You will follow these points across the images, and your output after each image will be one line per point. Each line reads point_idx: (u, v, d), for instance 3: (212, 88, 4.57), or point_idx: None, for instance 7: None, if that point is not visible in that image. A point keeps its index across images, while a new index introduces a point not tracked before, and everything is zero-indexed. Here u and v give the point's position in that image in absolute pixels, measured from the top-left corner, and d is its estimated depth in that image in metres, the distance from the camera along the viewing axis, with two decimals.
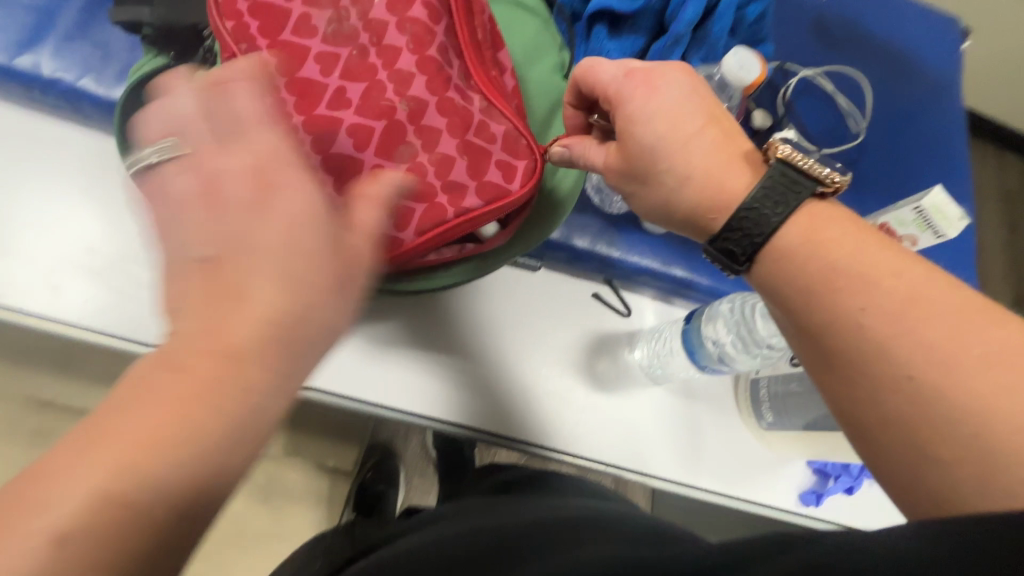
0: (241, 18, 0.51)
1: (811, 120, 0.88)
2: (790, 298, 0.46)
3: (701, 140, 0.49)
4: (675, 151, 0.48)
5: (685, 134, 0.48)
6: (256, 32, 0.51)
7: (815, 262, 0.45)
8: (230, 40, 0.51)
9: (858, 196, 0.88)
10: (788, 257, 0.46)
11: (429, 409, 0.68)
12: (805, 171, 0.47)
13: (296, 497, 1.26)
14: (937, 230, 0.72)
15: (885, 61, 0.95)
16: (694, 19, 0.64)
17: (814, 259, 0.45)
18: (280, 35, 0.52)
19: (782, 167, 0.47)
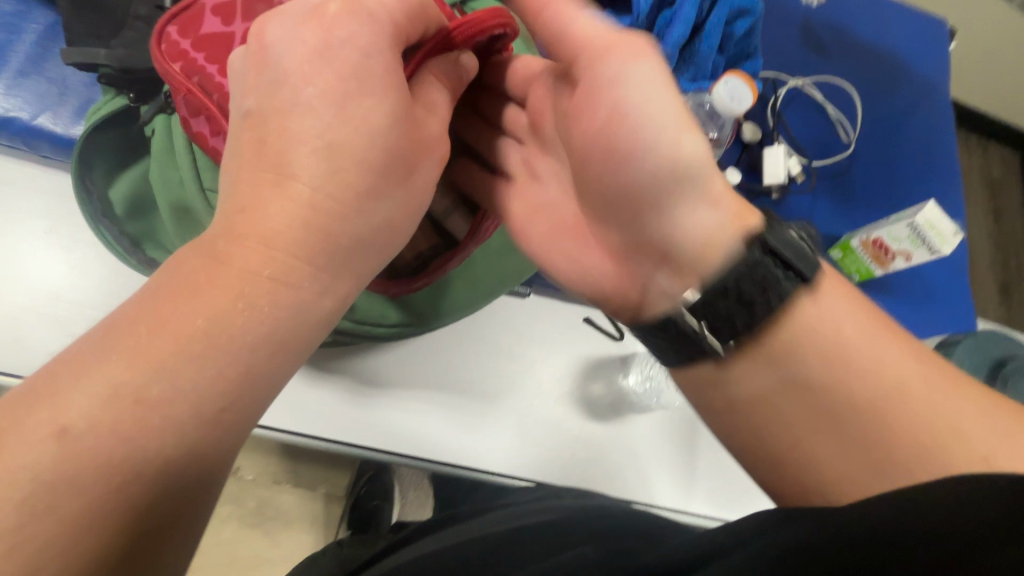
0: (187, 57, 0.46)
1: (801, 131, 0.87)
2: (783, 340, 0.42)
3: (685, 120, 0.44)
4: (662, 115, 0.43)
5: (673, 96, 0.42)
6: (205, 61, 0.46)
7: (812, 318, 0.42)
8: (179, 78, 0.45)
9: (853, 209, 0.86)
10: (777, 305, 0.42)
11: (416, 447, 0.66)
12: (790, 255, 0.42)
13: (287, 524, 1.23)
14: (931, 245, 0.72)
15: (874, 68, 0.93)
16: (681, 40, 0.62)
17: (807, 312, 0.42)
18: (229, 56, 0.46)
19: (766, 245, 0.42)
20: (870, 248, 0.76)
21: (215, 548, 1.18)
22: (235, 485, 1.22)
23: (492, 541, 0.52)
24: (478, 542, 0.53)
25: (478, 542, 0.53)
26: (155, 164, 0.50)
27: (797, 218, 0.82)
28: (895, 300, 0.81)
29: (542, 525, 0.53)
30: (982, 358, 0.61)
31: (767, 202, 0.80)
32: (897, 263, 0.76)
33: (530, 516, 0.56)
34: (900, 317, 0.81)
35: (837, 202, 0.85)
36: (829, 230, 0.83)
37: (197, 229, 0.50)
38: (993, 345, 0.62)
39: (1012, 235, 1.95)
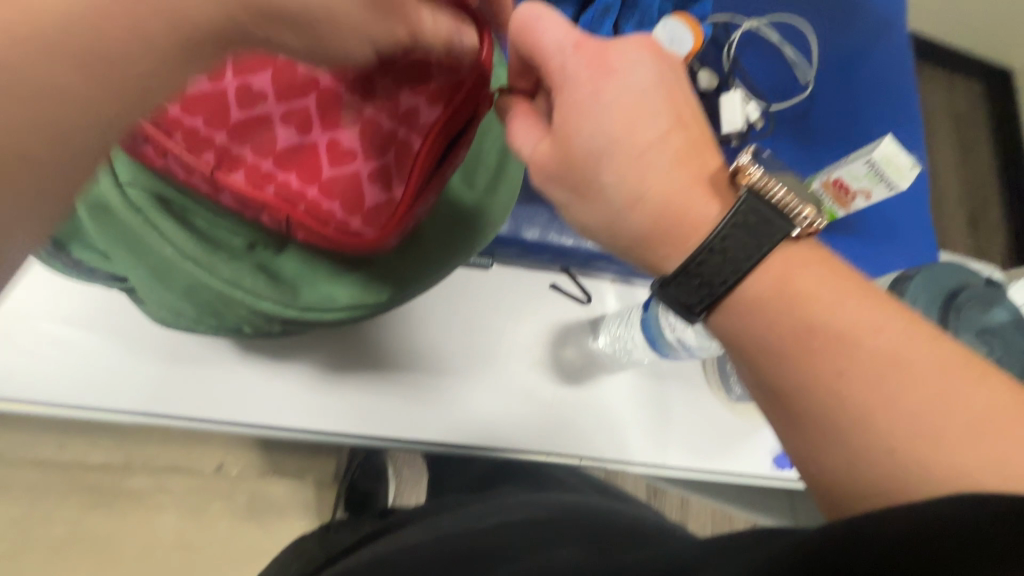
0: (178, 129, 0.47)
1: (758, 76, 0.85)
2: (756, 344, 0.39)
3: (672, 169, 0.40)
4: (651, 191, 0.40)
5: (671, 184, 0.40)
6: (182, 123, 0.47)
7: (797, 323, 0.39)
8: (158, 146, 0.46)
9: (814, 151, 0.85)
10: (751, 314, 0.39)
11: (389, 430, 0.65)
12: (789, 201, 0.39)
13: (280, 513, 1.24)
14: (890, 181, 0.71)
15: (831, 4, 0.91)
16: None
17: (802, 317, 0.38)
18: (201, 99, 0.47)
19: (768, 193, 0.39)
20: (830, 189, 0.75)
21: (209, 543, 1.18)
22: (224, 479, 1.22)
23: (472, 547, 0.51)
24: (455, 545, 0.52)
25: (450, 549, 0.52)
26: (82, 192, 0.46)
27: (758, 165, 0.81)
28: (857, 240, 0.82)
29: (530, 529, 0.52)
30: (935, 294, 0.51)
31: (727, 150, 0.79)
32: (857, 203, 0.75)
33: (515, 514, 0.55)
34: (865, 256, 0.81)
35: (798, 146, 0.84)
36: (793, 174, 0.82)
37: (119, 228, 0.47)
38: (949, 276, 0.52)
39: (978, 166, 1.97)
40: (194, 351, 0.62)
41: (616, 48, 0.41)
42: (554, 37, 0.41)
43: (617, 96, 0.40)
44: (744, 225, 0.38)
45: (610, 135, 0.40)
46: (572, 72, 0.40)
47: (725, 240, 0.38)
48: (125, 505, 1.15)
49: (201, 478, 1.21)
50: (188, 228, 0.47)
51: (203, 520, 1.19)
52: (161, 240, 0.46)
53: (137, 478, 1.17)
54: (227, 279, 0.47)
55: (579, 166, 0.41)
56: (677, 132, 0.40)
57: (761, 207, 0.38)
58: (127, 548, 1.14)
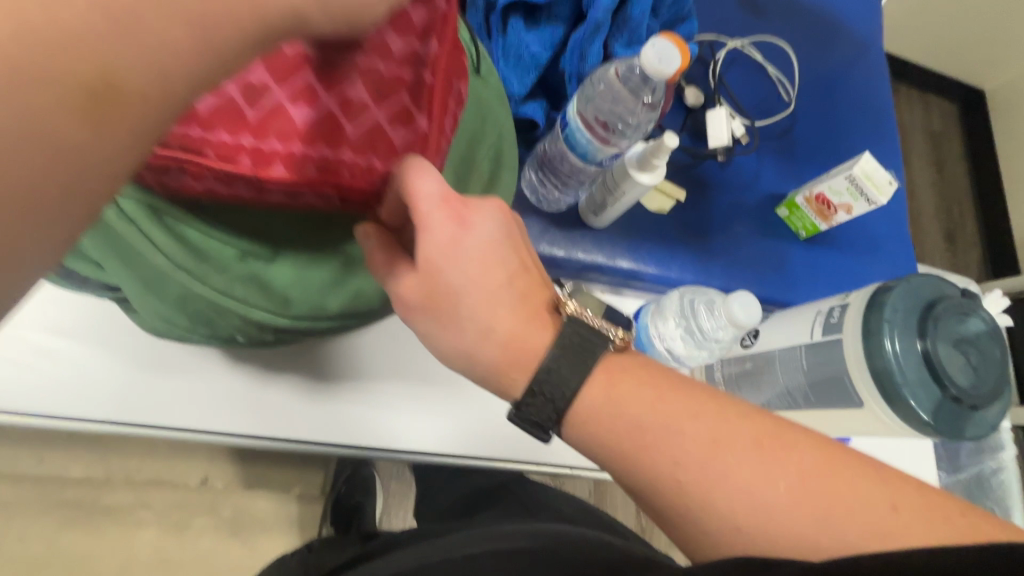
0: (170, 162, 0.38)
1: (743, 93, 0.87)
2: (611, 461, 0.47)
3: (502, 296, 0.47)
4: (468, 301, 0.46)
5: (488, 300, 0.46)
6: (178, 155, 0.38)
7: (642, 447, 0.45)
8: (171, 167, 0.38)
9: (797, 166, 0.88)
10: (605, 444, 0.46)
11: (381, 442, 0.65)
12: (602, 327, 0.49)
13: (265, 529, 1.22)
14: (869, 197, 0.74)
15: (810, 26, 0.95)
16: (612, 5, 0.61)
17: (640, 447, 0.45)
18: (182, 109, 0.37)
19: (578, 320, 0.48)
20: (813, 204, 0.78)
21: (192, 561, 1.16)
22: (208, 494, 1.19)
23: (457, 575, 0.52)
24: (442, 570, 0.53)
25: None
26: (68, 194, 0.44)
27: (743, 179, 0.83)
28: (838, 252, 0.84)
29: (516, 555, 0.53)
30: (912, 305, 0.53)
31: (713, 164, 0.81)
32: (839, 217, 0.78)
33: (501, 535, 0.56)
34: (844, 268, 0.84)
35: (781, 161, 0.87)
36: (776, 189, 0.84)
37: (109, 235, 0.46)
38: (925, 288, 0.54)
39: (952, 182, 2.04)
40: (182, 362, 0.61)
41: (474, 206, 0.45)
42: (424, 191, 0.42)
43: (474, 246, 0.45)
44: (570, 362, 0.46)
45: (467, 276, 0.45)
46: (434, 222, 0.43)
47: (556, 365, 0.46)
48: (103, 522, 1.12)
49: (183, 493, 1.18)
50: (176, 232, 0.45)
51: (185, 537, 1.17)
52: (152, 247, 0.45)
53: (117, 493, 1.14)
54: (220, 289, 0.47)
55: (441, 304, 0.46)
56: (521, 277, 0.48)
57: (576, 335, 0.47)
58: (105, 568, 1.11)
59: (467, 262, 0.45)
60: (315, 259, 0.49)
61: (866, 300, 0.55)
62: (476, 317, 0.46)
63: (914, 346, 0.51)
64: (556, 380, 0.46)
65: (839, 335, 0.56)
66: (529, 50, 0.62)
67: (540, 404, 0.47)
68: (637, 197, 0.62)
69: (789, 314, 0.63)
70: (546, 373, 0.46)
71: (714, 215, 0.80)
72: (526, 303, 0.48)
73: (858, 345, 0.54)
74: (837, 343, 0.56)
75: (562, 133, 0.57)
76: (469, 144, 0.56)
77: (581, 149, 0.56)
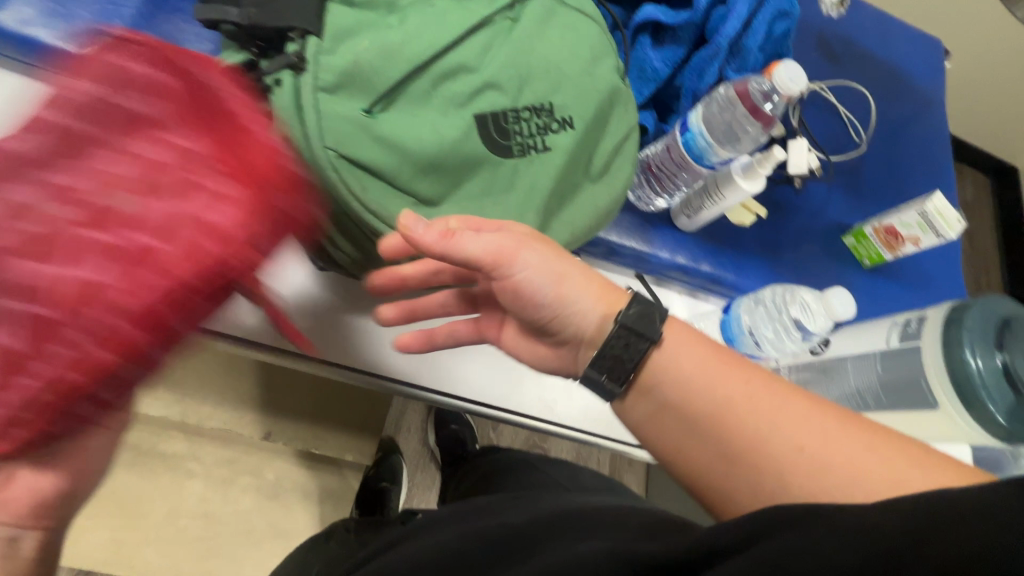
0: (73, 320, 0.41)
1: (819, 130, 0.94)
2: (683, 454, 0.52)
3: (542, 260, 0.52)
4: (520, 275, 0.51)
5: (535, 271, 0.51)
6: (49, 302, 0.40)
7: (715, 434, 0.50)
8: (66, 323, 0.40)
9: (863, 201, 0.95)
10: (676, 438, 0.52)
11: (467, 397, 0.70)
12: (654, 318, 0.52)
13: (302, 495, 1.27)
14: (938, 232, 0.79)
15: (882, 79, 1.03)
16: (733, 33, 0.68)
17: (711, 433, 0.50)
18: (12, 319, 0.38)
19: (634, 303, 0.53)
20: (881, 234, 0.84)
21: (231, 516, 1.21)
22: (256, 454, 1.24)
23: (506, 535, 0.56)
24: (494, 531, 0.57)
25: (489, 537, 0.56)
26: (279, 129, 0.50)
27: (815, 207, 0.90)
28: (897, 284, 0.90)
29: (563, 517, 0.58)
30: (989, 319, 0.58)
31: (789, 189, 0.88)
32: (906, 249, 0.84)
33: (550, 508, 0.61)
34: (901, 299, 0.90)
35: (849, 195, 0.93)
36: (844, 218, 0.91)
37: None
38: (998, 306, 0.60)
39: (980, 252, 2.10)
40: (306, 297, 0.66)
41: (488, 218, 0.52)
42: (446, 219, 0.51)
43: (492, 237, 0.50)
44: (616, 337, 0.52)
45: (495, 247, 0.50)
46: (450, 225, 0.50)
47: (616, 338, 0.52)
48: (157, 466, 1.18)
49: (237, 449, 1.22)
50: (350, 160, 0.50)
51: (229, 494, 1.22)
52: (322, 139, 0.49)
53: (173, 442, 1.18)
54: (384, 216, 0.51)
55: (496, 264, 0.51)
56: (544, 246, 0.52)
57: (629, 314, 0.52)
58: (153, 511, 1.16)
59: (502, 242, 0.50)
60: (475, 199, 0.55)
61: (945, 313, 0.61)
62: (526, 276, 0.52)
63: (989, 356, 0.57)
64: (611, 348, 0.52)
65: (915, 342, 0.62)
66: (651, 65, 0.70)
67: (599, 369, 0.53)
68: (733, 204, 0.70)
69: (860, 327, 0.69)
70: (613, 341, 0.52)
71: (786, 235, 0.86)
72: (555, 264, 0.52)
73: (935, 351, 0.59)
74: (914, 348, 0.62)
75: (681, 135, 0.65)
76: (611, 135, 0.61)
77: (698, 150, 0.64)
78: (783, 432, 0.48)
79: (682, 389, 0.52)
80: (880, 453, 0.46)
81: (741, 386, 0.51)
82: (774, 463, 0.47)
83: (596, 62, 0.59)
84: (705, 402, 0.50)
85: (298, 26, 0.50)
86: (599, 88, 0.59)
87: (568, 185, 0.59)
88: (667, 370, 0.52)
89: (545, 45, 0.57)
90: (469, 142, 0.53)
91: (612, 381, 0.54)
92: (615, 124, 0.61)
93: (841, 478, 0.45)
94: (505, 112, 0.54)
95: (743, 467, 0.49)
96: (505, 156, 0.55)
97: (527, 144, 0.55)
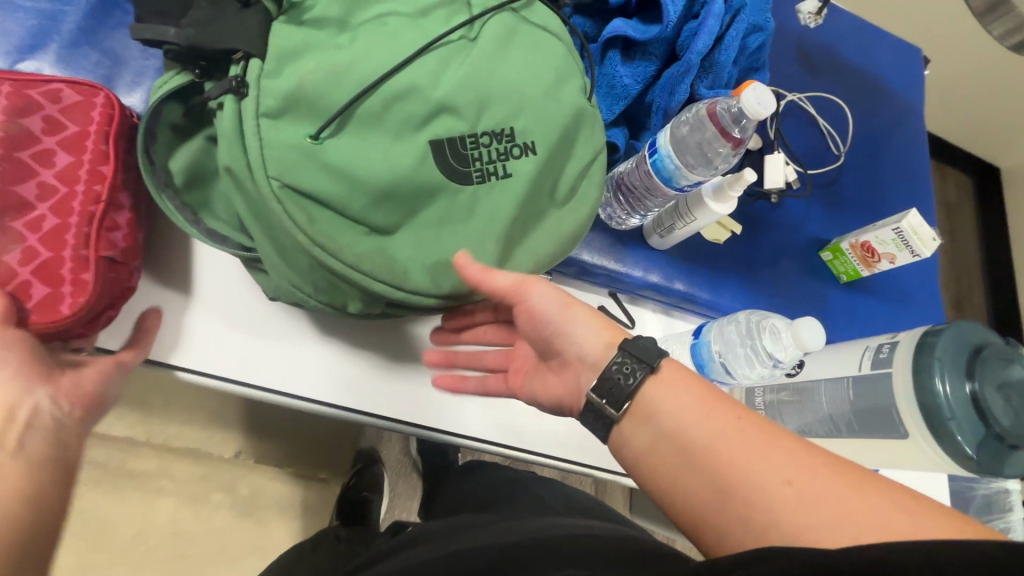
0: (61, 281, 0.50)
1: (797, 143, 0.93)
2: (676, 488, 0.51)
3: (552, 298, 0.56)
4: (530, 309, 0.57)
5: (551, 309, 0.56)
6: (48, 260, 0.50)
7: (703, 468, 0.49)
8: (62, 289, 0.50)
9: (841, 215, 0.94)
10: (669, 472, 0.51)
11: (435, 425, 0.68)
12: (654, 353, 0.53)
13: (278, 512, 1.24)
14: (914, 249, 0.79)
15: (861, 89, 1.02)
16: (704, 49, 0.66)
17: (699, 466, 0.49)
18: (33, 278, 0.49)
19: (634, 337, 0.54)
20: (858, 251, 0.83)
21: (204, 534, 1.18)
22: (230, 471, 1.21)
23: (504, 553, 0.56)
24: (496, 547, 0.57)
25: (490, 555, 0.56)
26: (221, 159, 0.47)
27: (792, 222, 0.88)
28: (875, 300, 0.89)
29: (563, 533, 0.57)
30: (960, 348, 0.57)
31: (766, 204, 0.86)
32: (882, 265, 0.83)
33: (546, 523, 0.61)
34: (879, 315, 0.89)
35: (827, 208, 0.92)
36: (822, 233, 0.90)
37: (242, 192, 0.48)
38: (971, 334, 0.59)
39: (964, 252, 2.11)
40: (263, 323, 0.64)
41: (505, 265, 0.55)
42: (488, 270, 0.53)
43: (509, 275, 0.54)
44: (617, 369, 0.53)
45: (514, 286, 0.54)
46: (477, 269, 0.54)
47: (617, 369, 0.53)
48: (126, 485, 1.14)
49: (210, 465, 1.20)
50: (297, 190, 0.47)
51: (202, 512, 1.19)
52: (265, 169, 0.46)
53: (143, 459, 1.16)
54: (333, 248, 0.49)
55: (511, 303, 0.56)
56: (553, 284, 0.57)
57: (628, 349, 0.53)
58: (121, 532, 1.13)
59: (523, 283, 0.55)
60: (432, 228, 0.53)
61: (917, 340, 0.60)
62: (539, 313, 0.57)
63: (960, 385, 0.56)
64: (608, 379, 0.53)
65: (888, 369, 0.61)
66: (621, 82, 0.68)
67: (599, 396, 0.54)
68: (705, 224, 0.68)
69: (835, 350, 0.68)
70: (612, 370, 0.53)
71: (762, 251, 0.85)
72: (564, 301, 0.57)
73: (907, 379, 0.58)
74: (886, 375, 0.61)
75: (650, 157, 0.63)
76: (579, 157, 0.59)
77: (667, 172, 0.62)
78: (769, 467, 0.47)
79: (675, 423, 0.51)
80: (865, 496, 0.45)
81: (732, 423, 0.50)
82: (760, 505, 0.46)
83: (560, 85, 0.57)
84: (695, 434, 0.50)
85: (239, 48, 0.48)
86: (563, 111, 0.57)
87: (532, 211, 0.57)
88: (656, 395, 0.53)
89: (505, 67, 0.54)
90: (424, 170, 0.51)
91: (608, 409, 0.54)
92: (581, 146, 0.59)
93: (824, 521, 0.44)
94: (463, 138, 0.52)
95: (733, 503, 0.47)
96: (464, 184, 0.52)
97: (487, 170, 0.53)
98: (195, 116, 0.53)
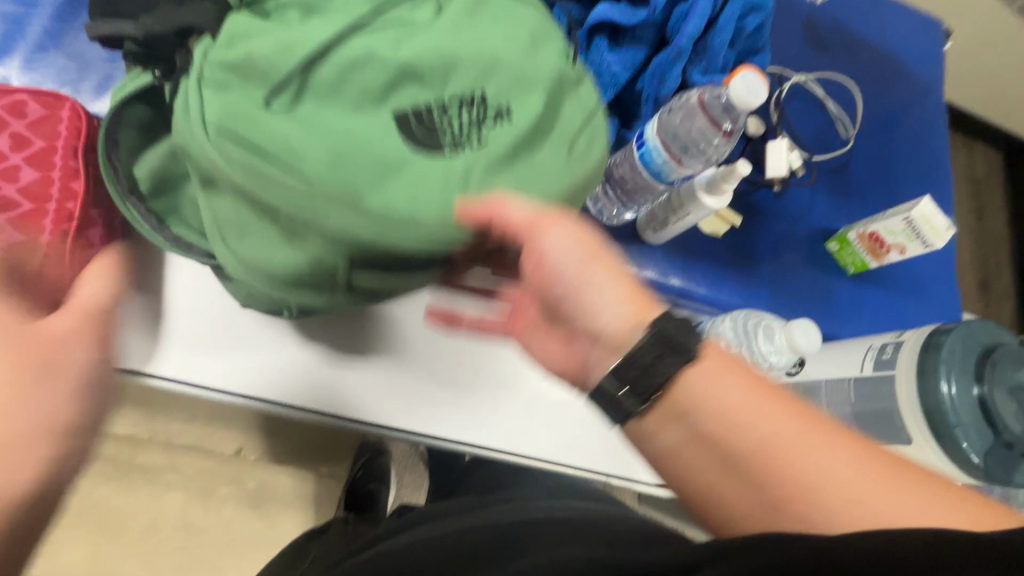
0: None
1: (804, 127, 0.88)
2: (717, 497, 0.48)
3: (574, 243, 0.51)
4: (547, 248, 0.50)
5: (572, 261, 0.51)
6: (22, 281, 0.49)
7: (750, 467, 0.45)
8: None
9: (851, 202, 0.89)
10: (706, 479, 0.48)
11: (427, 428, 0.68)
12: (692, 332, 0.48)
13: (286, 504, 1.25)
14: (925, 240, 0.75)
15: (875, 66, 0.96)
16: (696, 33, 0.63)
17: (745, 464, 0.45)
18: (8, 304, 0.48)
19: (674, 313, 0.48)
20: (866, 241, 0.79)
21: (213, 527, 1.20)
22: (236, 466, 1.23)
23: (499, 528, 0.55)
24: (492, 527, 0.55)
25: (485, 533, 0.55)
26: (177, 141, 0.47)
27: (797, 211, 0.84)
28: (886, 291, 0.85)
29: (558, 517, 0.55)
30: (970, 348, 0.54)
31: (769, 193, 0.82)
32: (891, 256, 0.79)
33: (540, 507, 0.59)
34: (891, 307, 0.85)
35: (835, 196, 0.88)
36: (829, 222, 0.86)
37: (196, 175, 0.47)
38: (982, 333, 0.55)
39: (991, 232, 2.02)
40: (246, 326, 0.64)
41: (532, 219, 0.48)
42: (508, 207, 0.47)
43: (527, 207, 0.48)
44: (646, 350, 0.48)
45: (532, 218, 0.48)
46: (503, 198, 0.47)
47: (644, 350, 0.48)
48: (136, 480, 1.17)
49: (216, 460, 1.22)
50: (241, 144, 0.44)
51: (210, 505, 1.21)
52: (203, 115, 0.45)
53: (152, 454, 1.18)
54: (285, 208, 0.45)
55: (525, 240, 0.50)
56: (576, 225, 0.51)
57: (664, 327, 0.48)
58: (133, 525, 1.16)
59: (542, 224, 0.49)
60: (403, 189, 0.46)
61: (924, 340, 0.56)
62: (550, 259, 0.51)
63: (967, 389, 0.53)
64: (632, 361, 0.48)
65: (891, 371, 0.58)
66: (609, 70, 0.65)
67: (616, 385, 0.49)
68: (699, 219, 0.65)
69: (837, 349, 0.65)
70: (644, 348, 0.48)
71: (765, 243, 0.81)
72: (583, 239, 0.51)
73: (911, 382, 0.55)
74: (889, 378, 0.57)
75: (637, 150, 0.60)
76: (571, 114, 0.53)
77: (655, 167, 0.59)
78: (821, 470, 0.43)
79: (716, 411, 0.47)
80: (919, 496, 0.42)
81: (791, 426, 0.45)
82: (804, 504, 0.43)
83: (536, 46, 0.52)
84: (747, 439, 0.45)
85: (193, 24, 0.47)
86: (542, 69, 0.52)
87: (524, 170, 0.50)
88: (694, 388, 0.48)
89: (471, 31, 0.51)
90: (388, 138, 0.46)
91: (627, 400, 0.49)
92: (570, 102, 0.54)
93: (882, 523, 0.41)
94: (429, 106, 0.48)
95: (784, 511, 0.44)
96: (435, 157, 0.47)
97: (460, 136, 0.48)
98: (159, 116, 0.52)
